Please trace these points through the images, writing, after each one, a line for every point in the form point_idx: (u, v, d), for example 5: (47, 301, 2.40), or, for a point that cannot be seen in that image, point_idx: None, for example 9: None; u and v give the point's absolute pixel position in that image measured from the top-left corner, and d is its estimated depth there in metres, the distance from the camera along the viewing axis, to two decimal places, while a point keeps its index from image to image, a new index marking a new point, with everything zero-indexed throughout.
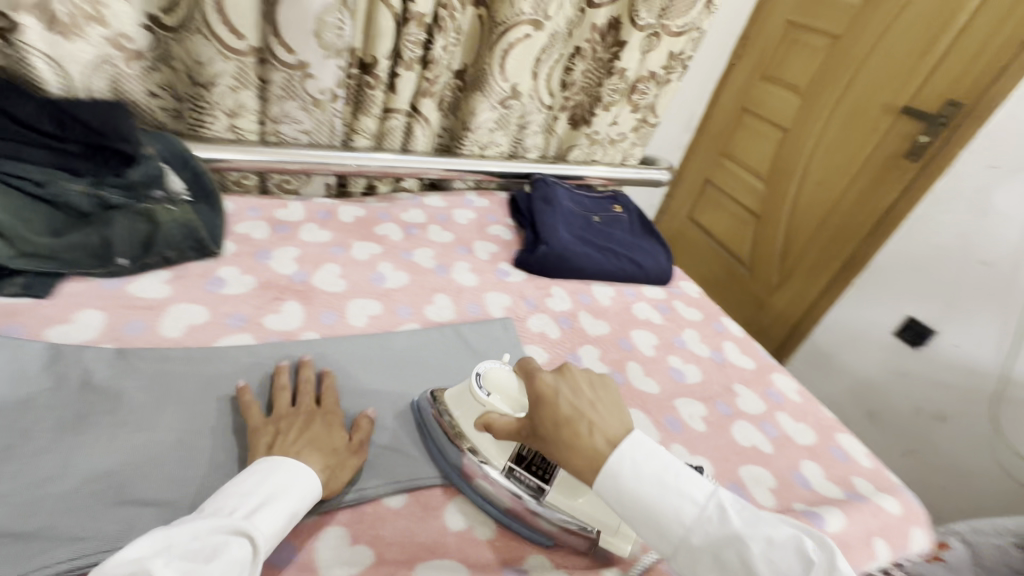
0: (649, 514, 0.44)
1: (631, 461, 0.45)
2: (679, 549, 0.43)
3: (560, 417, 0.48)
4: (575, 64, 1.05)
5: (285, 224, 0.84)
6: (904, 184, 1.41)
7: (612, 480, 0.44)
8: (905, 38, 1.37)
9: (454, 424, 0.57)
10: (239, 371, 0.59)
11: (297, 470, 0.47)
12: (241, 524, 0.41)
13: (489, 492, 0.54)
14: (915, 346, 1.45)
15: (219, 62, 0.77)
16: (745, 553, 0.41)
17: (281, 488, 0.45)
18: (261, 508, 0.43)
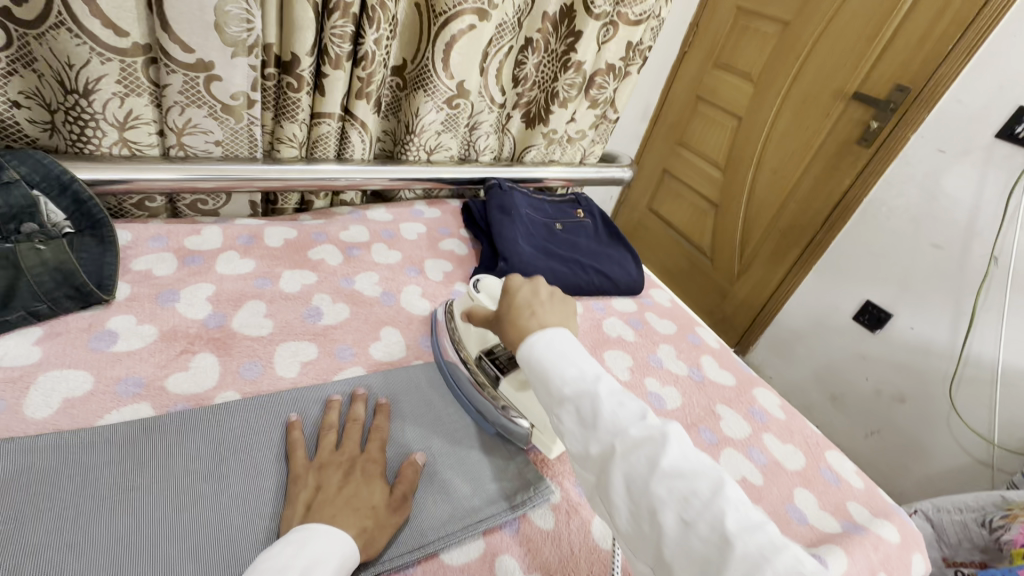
0: (543, 375, 0.45)
1: (549, 336, 0.47)
2: (553, 404, 0.44)
3: (513, 304, 0.54)
4: (527, 57, 0.96)
5: (197, 254, 0.71)
6: (858, 169, 1.39)
7: (528, 345, 0.47)
8: (853, 24, 1.35)
9: (451, 318, 0.68)
10: (130, 455, 0.47)
11: (344, 535, 0.41)
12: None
13: (455, 369, 0.63)
14: (873, 329, 1.45)
15: (96, 64, 0.63)
16: (598, 405, 0.42)
17: (328, 561, 0.39)
18: None
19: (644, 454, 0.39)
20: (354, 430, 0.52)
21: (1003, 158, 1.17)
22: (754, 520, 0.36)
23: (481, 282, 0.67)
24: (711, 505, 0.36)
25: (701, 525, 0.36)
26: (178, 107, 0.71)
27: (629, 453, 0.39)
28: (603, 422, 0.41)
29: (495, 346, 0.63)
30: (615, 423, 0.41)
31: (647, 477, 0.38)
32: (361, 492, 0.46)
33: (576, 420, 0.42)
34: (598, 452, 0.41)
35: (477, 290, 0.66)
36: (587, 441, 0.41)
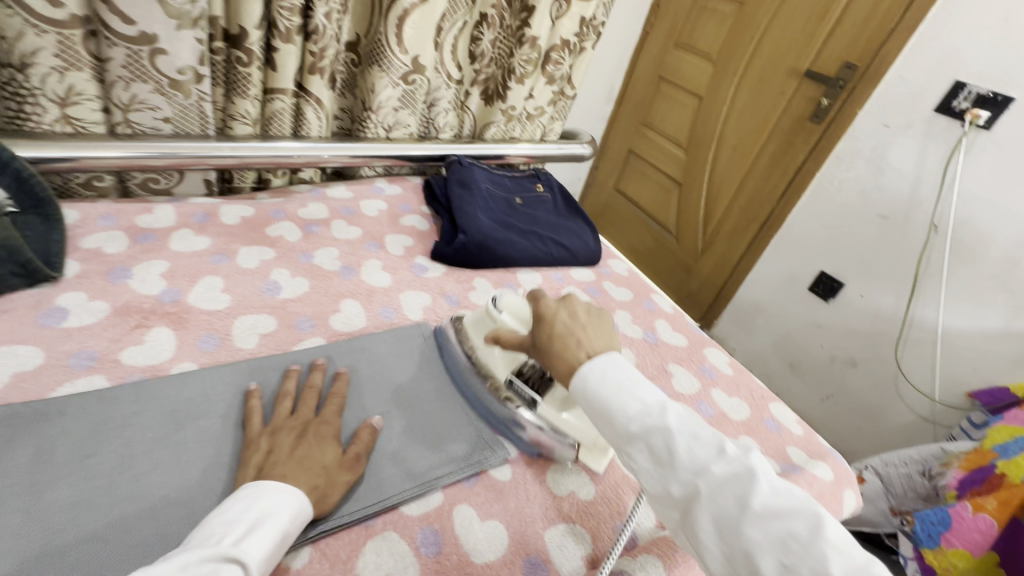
0: (603, 410, 0.43)
1: (599, 369, 0.45)
2: (621, 440, 0.42)
3: (554, 333, 0.50)
4: (482, 33, 0.96)
5: (151, 232, 0.70)
6: (811, 145, 1.45)
7: (581, 379, 0.45)
8: (804, 3, 1.39)
9: (468, 341, 0.64)
10: (84, 424, 0.47)
11: (295, 489, 0.43)
12: (239, 554, 0.36)
13: (485, 397, 0.60)
14: (826, 298, 1.52)
15: (31, 36, 0.61)
16: (674, 443, 0.40)
17: (279, 512, 0.40)
18: (251, 532, 0.38)
19: (733, 494, 0.38)
20: (310, 395, 0.53)
21: (941, 131, 1.24)
22: (857, 561, 0.35)
23: (500, 299, 0.64)
24: (811, 548, 0.35)
25: (801, 567, 0.35)
26: (122, 82, 0.70)
27: (715, 493, 0.38)
28: (682, 463, 0.39)
29: (523, 365, 0.61)
30: (693, 458, 0.39)
31: (738, 518, 0.37)
32: (311, 452, 0.47)
33: (650, 457, 0.41)
34: (683, 494, 0.39)
35: (499, 310, 0.62)
36: (668, 482, 0.40)
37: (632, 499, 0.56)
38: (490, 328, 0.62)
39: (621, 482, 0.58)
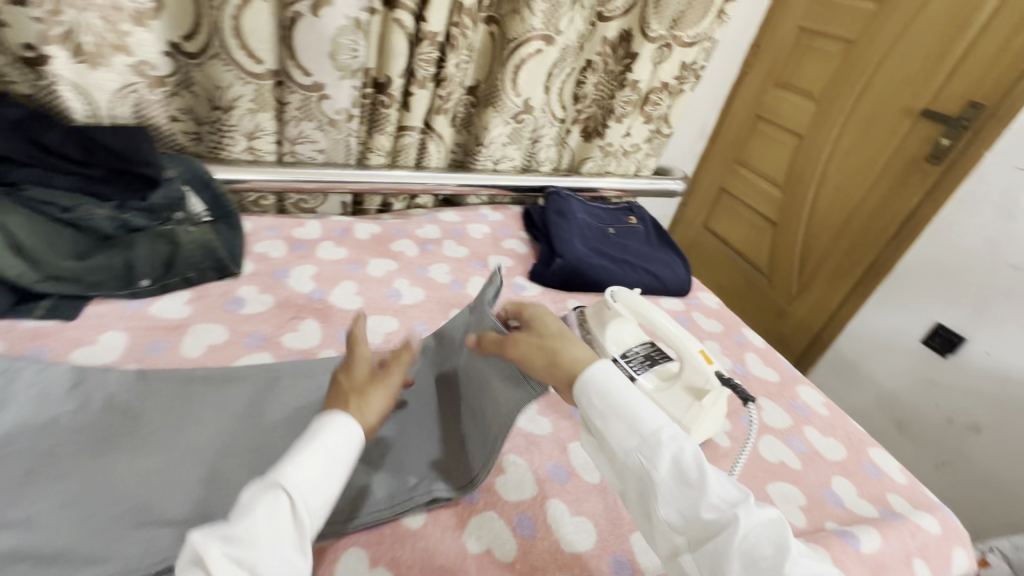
0: (629, 413, 0.46)
1: (619, 379, 0.49)
2: (646, 448, 0.44)
3: (553, 329, 0.55)
4: (587, 77, 1.05)
5: (302, 242, 0.85)
6: (927, 187, 1.37)
7: (601, 381, 0.49)
8: (922, 42, 1.35)
9: (585, 323, 0.76)
10: (257, 389, 0.58)
11: (336, 420, 0.45)
12: (277, 480, 0.39)
13: None
14: (944, 354, 1.38)
15: (238, 86, 0.79)
16: (704, 467, 0.42)
17: (319, 439, 0.42)
18: (297, 458, 0.41)
19: (766, 535, 0.40)
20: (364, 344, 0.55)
21: None
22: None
23: (615, 292, 0.74)
24: None
25: None
26: (294, 121, 0.86)
27: (752, 525, 0.40)
28: (712, 487, 0.41)
29: (629, 349, 0.71)
30: (722, 484, 0.42)
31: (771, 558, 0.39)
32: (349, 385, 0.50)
33: (676, 474, 0.43)
34: (713, 517, 0.40)
35: (614, 300, 0.73)
36: (697, 505, 0.41)
37: None
38: (602, 313, 0.74)
39: None
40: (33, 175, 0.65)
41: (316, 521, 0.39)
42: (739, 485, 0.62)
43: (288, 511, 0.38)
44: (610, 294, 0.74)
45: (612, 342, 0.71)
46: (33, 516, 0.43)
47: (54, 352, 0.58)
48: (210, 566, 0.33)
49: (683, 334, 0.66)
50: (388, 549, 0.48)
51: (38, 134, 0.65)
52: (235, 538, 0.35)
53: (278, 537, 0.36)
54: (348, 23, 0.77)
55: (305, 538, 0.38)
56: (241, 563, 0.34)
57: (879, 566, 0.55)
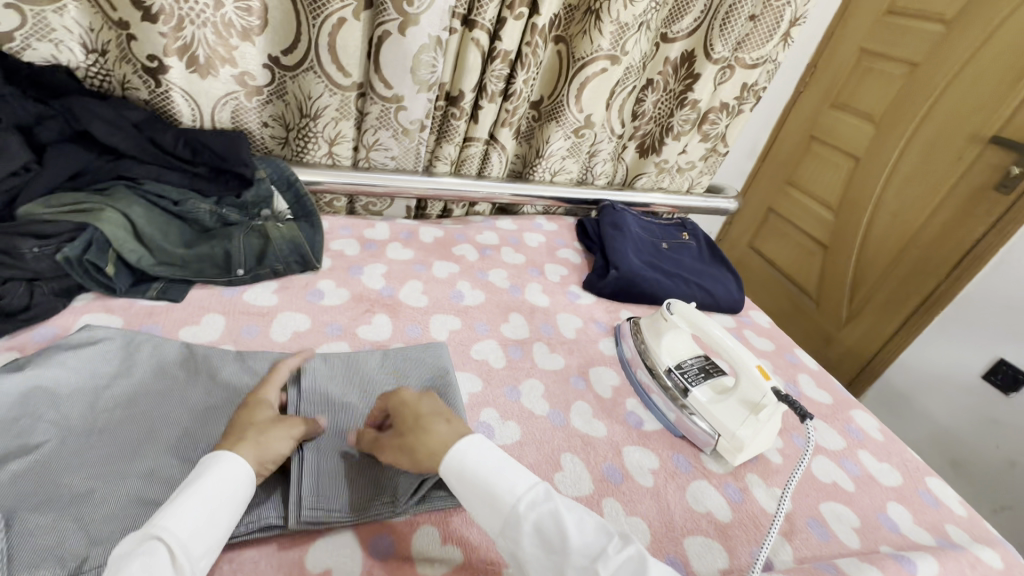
0: (485, 488, 0.46)
1: (477, 450, 0.48)
2: (506, 521, 0.45)
3: (413, 418, 0.52)
4: (646, 96, 1.08)
5: (373, 242, 0.91)
6: (995, 216, 1.32)
7: (460, 458, 0.48)
8: (994, 66, 1.31)
9: (640, 332, 0.78)
10: None
11: (222, 461, 0.45)
12: (152, 533, 0.39)
13: (646, 382, 0.73)
14: (1005, 393, 1.32)
15: (326, 96, 0.86)
16: (563, 528, 0.44)
17: (200, 483, 0.43)
18: (173, 506, 0.41)
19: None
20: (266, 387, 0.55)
21: None
22: None
23: (672, 304, 0.76)
24: None
25: None
26: (373, 129, 0.93)
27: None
28: (574, 547, 0.44)
29: (683, 361, 0.73)
30: (582, 534, 0.45)
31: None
32: (250, 422, 0.51)
33: (539, 543, 0.44)
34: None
35: (671, 312, 0.75)
36: (561, 569, 0.43)
37: (769, 528, 0.58)
38: (659, 323, 0.76)
39: (758, 512, 0.61)
40: (149, 171, 0.74)
41: (201, 567, 0.40)
42: (792, 502, 0.62)
43: (166, 563, 0.38)
44: (668, 306, 0.77)
45: (666, 353, 0.74)
46: (155, 468, 0.49)
47: (165, 329, 0.65)
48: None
49: (738, 348, 0.67)
50: (457, 531, 0.51)
51: (156, 134, 0.75)
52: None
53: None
54: (430, 40, 0.83)
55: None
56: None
57: None
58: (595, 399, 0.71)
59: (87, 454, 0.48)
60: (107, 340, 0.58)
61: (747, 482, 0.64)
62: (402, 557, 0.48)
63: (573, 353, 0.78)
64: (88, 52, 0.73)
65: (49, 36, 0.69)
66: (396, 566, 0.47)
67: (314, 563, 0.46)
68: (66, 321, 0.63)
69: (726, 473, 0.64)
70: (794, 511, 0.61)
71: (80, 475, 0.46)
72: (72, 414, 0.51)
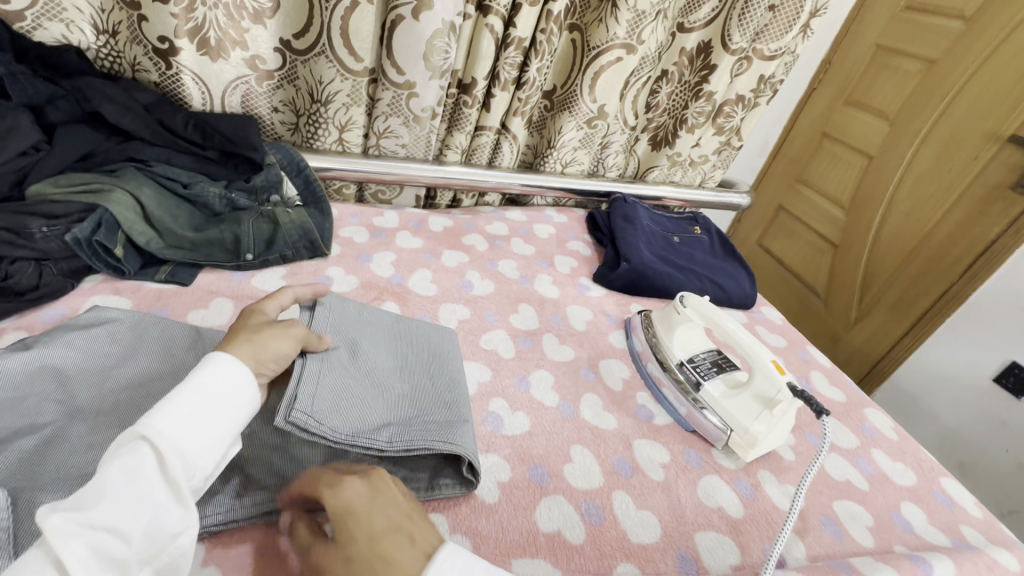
0: None
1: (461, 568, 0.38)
2: None
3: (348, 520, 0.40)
4: (661, 87, 1.06)
5: (382, 231, 0.90)
6: (1010, 217, 1.29)
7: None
8: (1014, 63, 1.29)
9: (651, 325, 0.78)
10: None
11: (216, 368, 0.44)
12: (140, 433, 0.38)
13: (656, 375, 0.72)
14: (1017, 395, 1.30)
15: (338, 81, 0.85)
16: None
17: (193, 386, 0.42)
18: (165, 406, 0.40)
19: None
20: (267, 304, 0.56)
21: None
22: None
23: (686, 297, 0.75)
24: None
25: None
26: (384, 117, 0.92)
27: None
28: None
29: (695, 355, 0.72)
30: None
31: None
32: (244, 325, 0.51)
33: None
34: None
35: (684, 305, 0.74)
36: None
37: (782, 525, 0.57)
38: (673, 316, 0.75)
39: (770, 509, 0.60)
40: (158, 154, 0.73)
41: (199, 469, 0.40)
42: (805, 499, 0.61)
43: (157, 461, 0.38)
44: (680, 299, 0.76)
45: (678, 346, 0.73)
46: None
47: (173, 312, 0.65)
48: (48, 537, 0.32)
49: (753, 342, 0.66)
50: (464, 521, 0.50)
51: (166, 117, 0.75)
52: (88, 501, 0.35)
53: (141, 494, 0.36)
54: (444, 26, 0.82)
55: (183, 489, 0.38)
56: (98, 527, 0.34)
57: None
58: (605, 392, 0.70)
59: (95, 435, 0.47)
60: (114, 322, 0.57)
61: (759, 479, 0.63)
62: None
63: (583, 345, 0.77)
64: (98, 32, 0.72)
65: (60, 16, 0.68)
66: None
67: None
68: (75, 302, 0.63)
69: (738, 469, 0.63)
70: (807, 508, 0.60)
71: (88, 455, 0.46)
72: (79, 394, 0.50)
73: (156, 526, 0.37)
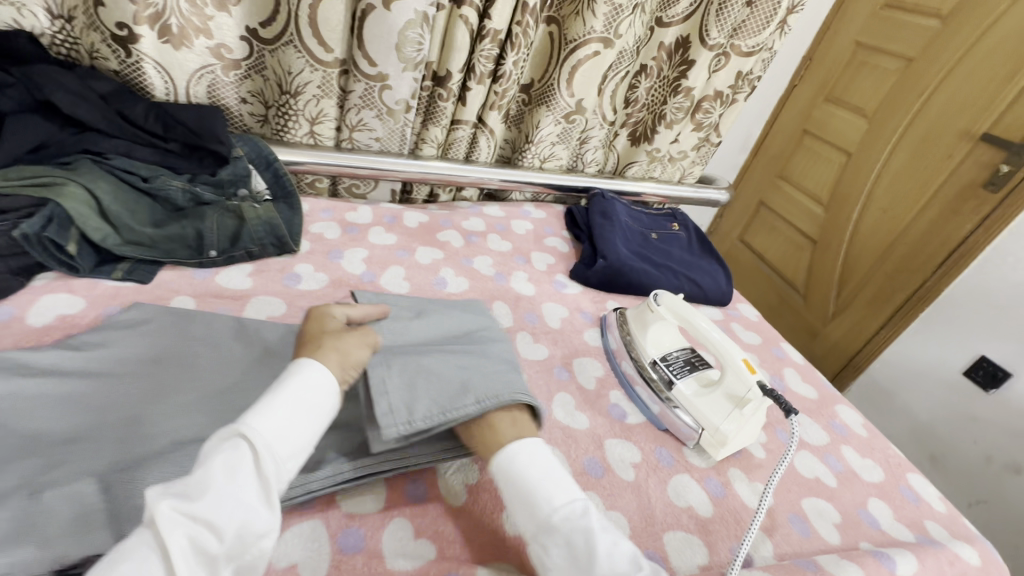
0: (529, 494, 0.46)
1: (529, 454, 0.48)
2: (539, 530, 0.45)
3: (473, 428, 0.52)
4: (640, 82, 1.05)
5: (355, 226, 0.88)
6: (983, 214, 1.32)
7: (508, 458, 0.48)
8: (986, 64, 1.31)
9: (625, 322, 0.77)
10: None
11: (307, 375, 0.46)
12: (240, 431, 0.41)
13: (629, 373, 0.72)
14: (986, 389, 1.33)
15: (307, 72, 0.83)
16: (591, 547, 0.43)
17: (286, 391, 0.44)
18: (261, 408, 0.43)
19: None
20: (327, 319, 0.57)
21: None
22: None
23: (660, 295, 0.74)
24: None
25: None
26: (356, 109, 0.89)
27: None
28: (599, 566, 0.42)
29: (668, 354, 0.72)
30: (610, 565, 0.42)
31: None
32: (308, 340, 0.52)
33: (566, 554, 0.43)
34: None
35: (658, 303, 0.74)
36: None
37: (750, 524, 0.57)
38: (647, 315, 0.74)
39: (739, 508, 0.60)
40: (117, 146, 0.70)
41: (285, 473, 0.42)
42: (775, 497, 0.62)
43: (249, 460, 0.40)
44: (654, 296, 0.75)
45: (652, 345, 0.72)
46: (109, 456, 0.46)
47: (130, 311, 0.63)
48: (158, 522, 0.35)
49: (726, 342, 0.66)
50: (430, 525, 0.50)
51: (125, 108, 0.72)
52: (192, 492, 0.37)
53: (237, 490, 0.38)
54: (417, 17, 0.80)
55: (271, 490, 0.40)
56: (198, 518, 0.36)
57: None
58: (578, 391, 0.70)
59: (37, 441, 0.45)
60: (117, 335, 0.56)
61: (729, 477, 0.63)
62: (372, 553, 0.46)
63: (558, 343, 0.77)
64: (54, 18, 0.70)
65: None
66: (366, 559, 0.46)
67: (280, 559, 0.44)
68: (24, 301, 0.60)
69: (708, 467, 0.63)
70: (775, 506, 0.60)
71: (32, 463, 0.44)
72: (23, 398, 0.48)
73: (246, 526, 0.38)
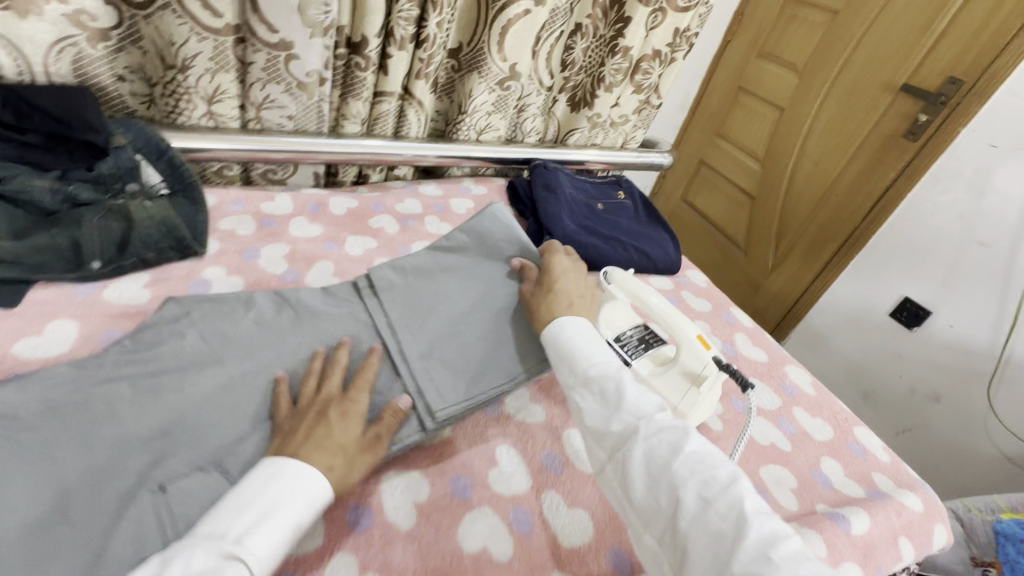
0: (570, 353, 0.54)
1: (578, 326, 0.57)
2: (578, 379, 0.52)
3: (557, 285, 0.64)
4: (576, 42, 0.99)
5: (273, 218, 0.78)
6: (904, 162, 1.36)
7: (558, 329, 0.57)
8: (904, 15, 1.33)
9: None
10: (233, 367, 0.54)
11: (314, 489, 0.42)
12: (241, 553, 0.37)
13: None
14: (911, 328, 1.42)
15: (193, 42, 0.70)
16: (622, 390, 0.49)
17: (288, 510, 0.40)
18: (259, 525, 0.39)
19: (666, 438, 0.45)
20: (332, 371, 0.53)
21: None
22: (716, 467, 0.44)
23: (610, 273, 0.71)
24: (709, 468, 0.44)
25: None
26: (260, 83, 0.79)
27: (652, 435, 0.46)
28: (626, 405, 0.48)
29: (623, 332, 0.67)
30: (637, 407, 0.48)
31: (667, 458, 0.44)
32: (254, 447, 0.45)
33: (598, 399, 0.50)
34: (619, 428, 0.47)
35: (609, 282, 0.70)
36: (610, 419, 0.48)
37: None
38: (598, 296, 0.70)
39: None
40: None
41: None
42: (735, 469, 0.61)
43: None
44: (605, 275, 0.72)
45: (606, 324, 0.68)
46: None
47: None
48: None
49: (680, 316, 0.64)
50: (375, 557, 0.45)
51: None
52: None
53: None
54: None
55: None
56: None
57: (868, 548, 0.56)
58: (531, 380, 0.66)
59: None
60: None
61: None
62: None
63: None
64: None
65: None
66: None
67: None
68: None
69: None
70: None
71: None
72: None
73: None
